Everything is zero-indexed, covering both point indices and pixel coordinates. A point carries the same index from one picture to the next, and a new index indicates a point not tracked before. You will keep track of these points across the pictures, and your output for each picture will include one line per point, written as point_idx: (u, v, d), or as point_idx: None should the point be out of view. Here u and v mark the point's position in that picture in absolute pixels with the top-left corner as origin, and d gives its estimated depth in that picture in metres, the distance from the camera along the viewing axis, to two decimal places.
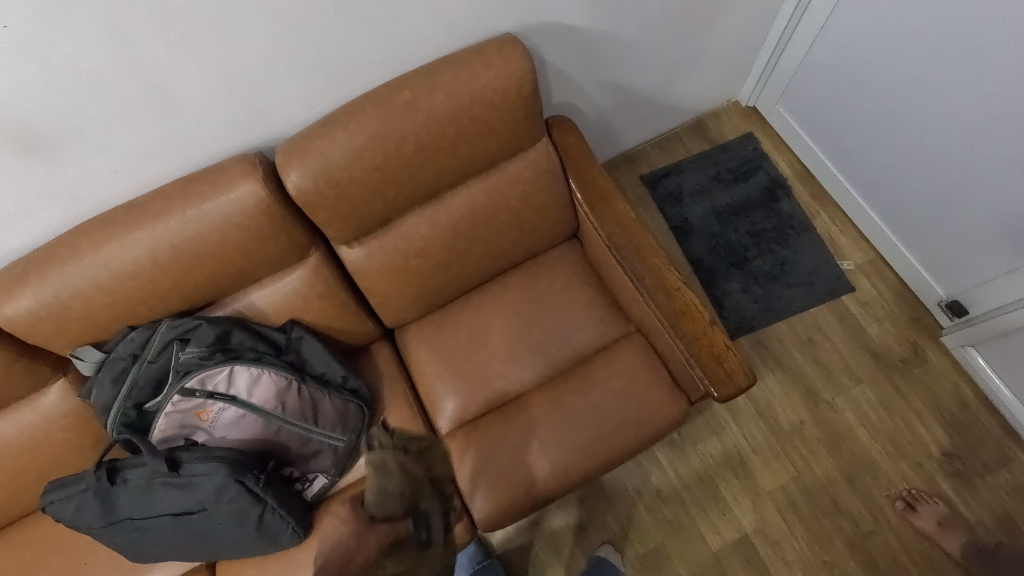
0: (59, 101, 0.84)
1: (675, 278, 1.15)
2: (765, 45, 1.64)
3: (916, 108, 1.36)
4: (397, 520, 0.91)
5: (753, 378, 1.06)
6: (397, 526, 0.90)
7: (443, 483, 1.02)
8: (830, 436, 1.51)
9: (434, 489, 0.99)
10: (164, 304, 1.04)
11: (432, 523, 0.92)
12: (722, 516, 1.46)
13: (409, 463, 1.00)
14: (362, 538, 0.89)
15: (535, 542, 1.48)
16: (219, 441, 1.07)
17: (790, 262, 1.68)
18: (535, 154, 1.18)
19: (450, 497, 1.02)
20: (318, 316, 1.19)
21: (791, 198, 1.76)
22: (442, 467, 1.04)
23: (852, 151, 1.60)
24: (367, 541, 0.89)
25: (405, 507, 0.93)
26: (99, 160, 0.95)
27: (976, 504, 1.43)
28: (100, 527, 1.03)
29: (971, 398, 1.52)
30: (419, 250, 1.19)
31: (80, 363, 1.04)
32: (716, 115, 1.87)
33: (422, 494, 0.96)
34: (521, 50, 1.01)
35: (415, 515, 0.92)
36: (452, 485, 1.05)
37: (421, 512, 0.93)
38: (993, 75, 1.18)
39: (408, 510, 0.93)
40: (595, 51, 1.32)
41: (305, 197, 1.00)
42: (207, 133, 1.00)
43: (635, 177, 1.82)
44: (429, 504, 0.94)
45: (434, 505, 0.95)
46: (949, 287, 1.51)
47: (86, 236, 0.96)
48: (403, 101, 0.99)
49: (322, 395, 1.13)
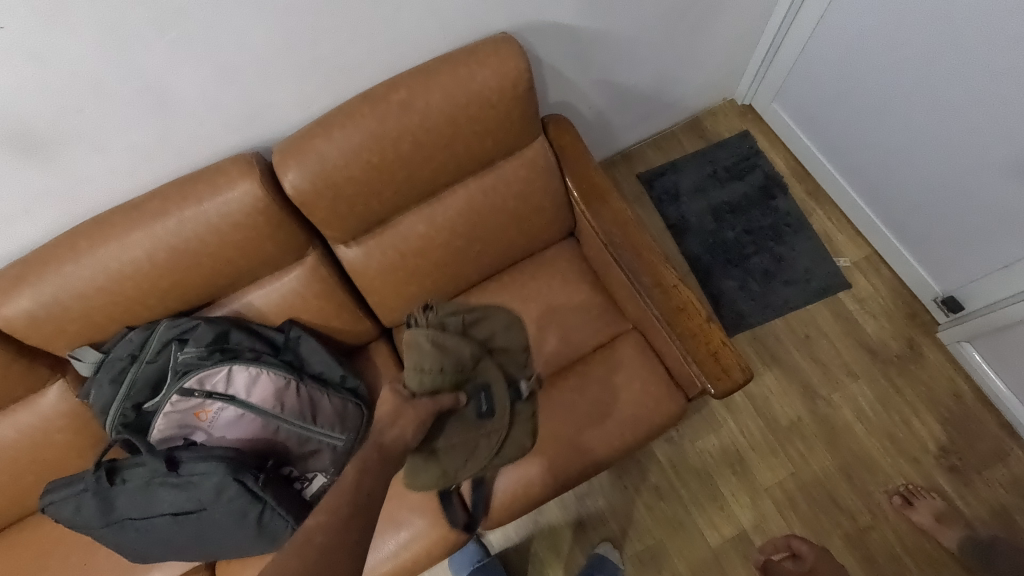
0: (56, 102, 0.84)
1: (672, 275, 1.16)
2: (760, 43, 1.65)
3: (913, 104, 1.36)
4: (443, 394, 1.03)
5: (750, 374, 1.07)
6: (442, 399, 1.01)
7: (501, 357, 1.22)
8: (827, 432, 1.52)
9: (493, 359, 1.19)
10: (162, 305, 1.05)
11: (494, 395, 1.15)
12: (721, 513, 1.47)
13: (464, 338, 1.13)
14: (403, 417, 0.93)
15: (534, 541, 1.48)
16: (217, 441, 1.07)
17: (786, 259, 1.68)
18: (532, 153, 1.19)
19: (516, 369, 1.22)
20: (316, 315, 1.19)
21: (787, 195, 1.76)
22: (505, 339, 1.25)
23: (848, 147, 1.60)
24: (405, 424, 0.91)
25: (457, 386, 1.08)
26: (97, 161, 0.95)
27: (973, 499, 1.43)
28: (100, 527, 1.03)
29: (967, 393, 1.53)
30: (417, 249, 1.19)
31: (78, 364, 1.04)
32: (712, 113, 1.88)
33: (483, 367, 1.15)
34: (517, 49, 1.02)
35: (473, 384, 1.13)
36: (520, 355, 1.25)
37: (479, 383, 1.14)
38: (989, 72, 1.18)
39: (464, 382, 1.11)
40: (591, 50, 1.32)
41: (302, 197, 1.00)
42: (203, 134, 1.00)
43: (631, 175, 1.83)
44: (484, 377, 1.15)
45: (492, 375, 1.16)
46: (944, 283, 1.52)
47: (83, 237, 0.96)
48: (399, 101, 1.00)
49: (321, 394, 1.13)
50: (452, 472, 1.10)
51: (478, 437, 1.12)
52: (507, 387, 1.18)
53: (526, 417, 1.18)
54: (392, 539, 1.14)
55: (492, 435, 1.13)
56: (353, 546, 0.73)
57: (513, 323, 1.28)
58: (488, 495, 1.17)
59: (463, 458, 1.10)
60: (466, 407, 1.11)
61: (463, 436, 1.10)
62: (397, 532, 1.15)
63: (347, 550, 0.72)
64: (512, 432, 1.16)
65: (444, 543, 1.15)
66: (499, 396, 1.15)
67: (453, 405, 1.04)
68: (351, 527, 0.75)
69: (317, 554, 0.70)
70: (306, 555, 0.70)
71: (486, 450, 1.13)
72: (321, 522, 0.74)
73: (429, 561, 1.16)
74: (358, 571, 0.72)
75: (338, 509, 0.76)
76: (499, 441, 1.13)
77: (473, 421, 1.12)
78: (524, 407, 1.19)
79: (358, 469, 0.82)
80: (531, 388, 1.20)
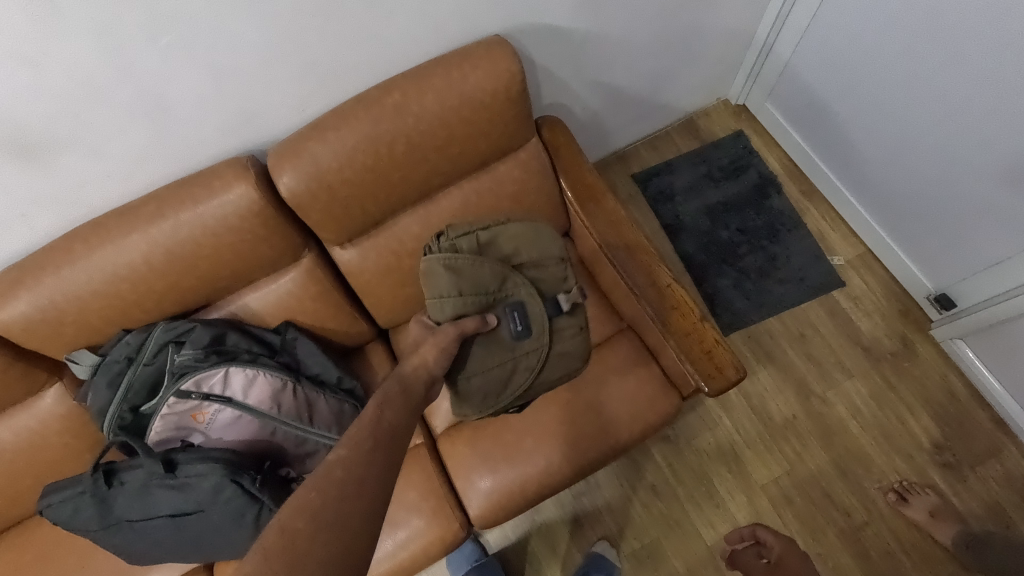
0: (51, 106, 0.85)
1: (666, 275, 1.16)
2: (753, 43, 1.66)
3: (906, 104, 1.37)
4: (468, 317, 1.02)
5: (743, 373, 1.07)
6: (465, 324, 1.00)
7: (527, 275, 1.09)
8: (822, 429, 1.53)
9: (521, 274, 1.08)
10: (158, 308, 1.05)
11: (528, 313, 1.07)
12: (717, 511, 1.48)
13: (481, 260, 1.03)
14: (425, 346, 0.97)
15: (531, 540, 1.49)
16: (215, 443, 1.08)
17: (780, 258, 1.69)
18: (525, 154, 1.20)
19: (549, 287, 1.11)
20: (312, 317, 1.19)
21: (781, 194, 1.77)
22: (528, 255, 1.09)
23: (842, 147, 1.61)
24: (425, 353, 0.96)
25: (483, 307, 1.04)
26: (92, 165, 0.96)
27: (967, 495, 1.44)
28: (98, 530, 1.04)
29: (960, 390, 1.54)
30: (412, 251, 1.20)
31: (76, 367, 1.05)
32: (706, 113, 1.89)
33: (510, 282, 1.06)
34: (509, 51, 1.03)
35: (503, 302, 1.06)
36: (556, 269, 1.12)
37: (512, 302, 1.07)
38: (982, 72, 1.19)
39: (492, 305, 1.05)
40: (584, 52, 1.33)
41: (297, 199, 1.01)
42: (198, 138, 1.01)
43: (626, 176, 1.84)
44: (516, 295, 1.07)
45: (522, 292, 1.08)
46: (937, 281, 1.53)
47: (79, 241, 0.97)
48: (393, 103, 1.00)
49: (317, 395, 1.15)
50: (499, 394, 1.10)
51: (515, 358, 1.08)
52: (545, 302, 1.10)
53: (572, 329, 1.13)
54: (389, 539, 1.15)
55: (531, 354, 1.09)
56: (375, 479, 0.76)
57: (541, 237, 1.11)
58: (484, 494, 1.18)
59: (502, 383, 1.09)
60: (498, 327, 1.06)
61: (497, 359, 1.07)
62: (394, 532, 1.15)
63: (367, 484, 0.74)
64: (556, 347, 1.12)
65: (441, 542, 1.16)
66: (534, 314, 1.08)
67: (480, 327, 1.02)
68: (373, 460, 0.77)
69: (337, 489, 0.72)
70: (327, 490, 0.72)
71: (529, 370, 1.10)
72: (343, 456, 0.76)
73: (427, 560, 1.17)
74: (384, 501, 0.75)
75: (359, 443, 0.78)
76: (539, 359, 1.10)
77: (507, 342, 1.07)
78: (564, 321, 1.12)
79: (379, 403, 0.85)
80: (572, 301, 1.11)
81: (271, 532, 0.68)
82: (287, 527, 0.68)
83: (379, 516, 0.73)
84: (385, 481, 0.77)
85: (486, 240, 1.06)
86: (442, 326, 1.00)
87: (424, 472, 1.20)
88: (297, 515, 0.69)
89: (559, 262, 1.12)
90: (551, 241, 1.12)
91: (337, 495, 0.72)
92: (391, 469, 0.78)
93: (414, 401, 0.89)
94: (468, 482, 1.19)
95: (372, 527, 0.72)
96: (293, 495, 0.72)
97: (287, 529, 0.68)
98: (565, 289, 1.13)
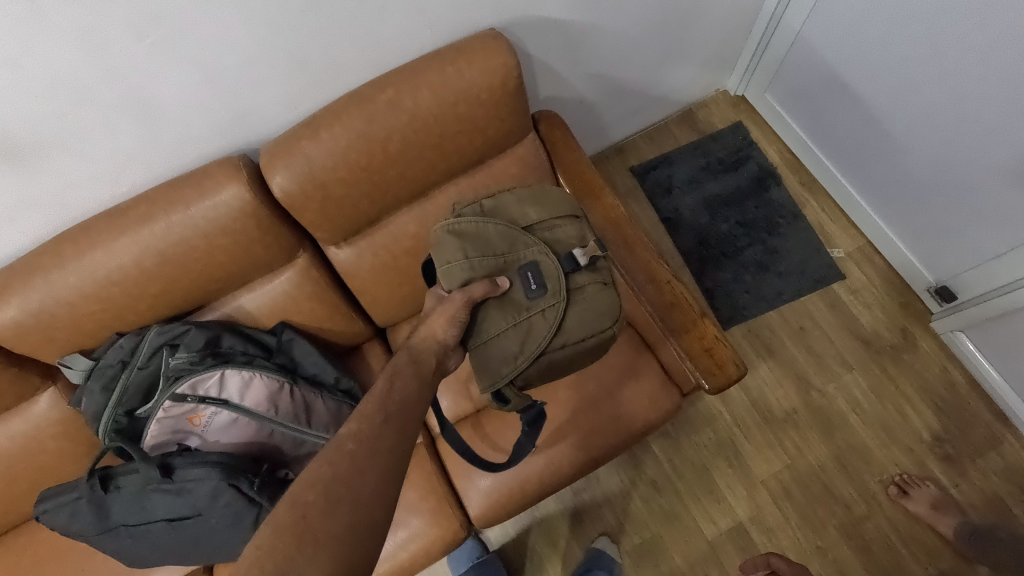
0: (34, 108, 0.83)
1: (664, 271, 1.15)
2: (752, 34, 1.63)
3: (911, 93, 1.34)
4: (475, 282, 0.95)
5: (744, 370, 1.06)
6: (472, 288, 0.93)
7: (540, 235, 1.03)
8: (823, 423, 1.53)
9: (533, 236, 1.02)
10: (152, 311, 1.04)
11: (540, 270, 0.99)
12: (717, 506, 1.47)
13: (487, 221, 1.00)
14: (434, 315, 0.93)
15: (531, 536, 1.49)
16: (211, 446, 1.08)
17: (780, 251, 1.68)
18: (523, 150, 1.18)
19: (562, 244, 1.03)
20: (308, 317, 1.18)
21: (781, 186, 1.76)
22: (538, 217, 1.04)
23: (843, 135, 1.58)
24: (433, 323, 0.92)
25: (492, 269, 0.98)
26: (80, 166, 0.94)
27: (966, 487, 1.44)
28: (95, 535, 1.03)
29: (961, 382, 1.53)
30: (409, 248, 1.18)
31: (69, 371, 1.03)
32: (704, 104, 1.87)
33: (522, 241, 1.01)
34: (505, 45, 1.00)
35: (512, 262, 0.99)
36: (571, 229, 1.04)
37: (524, 263, 0.99)
38: (989, 66, 1.16)
39: (504, 266, 0.99)
40: (582, 45, 1.31)
41: (290, 199, 0.99)
42: (189, 137, 0.99)
43: (624, 169, 1.82)
44: (528, 254, 1.00)
45: (536, 252, 1.00)
46: (938, 273, 1.52)
47: (69, 244, 0.95)
48: (387, 100, 0.98)
49: (314, 396, 1.14)
50: (521, 356, 0.98)
51: (531, 318, 0.98)
52: (559, 256, 1.01)
53: (593, 281, 1.02)
54: (389, 539, 1.14)
55: (548, 311, 0.98)
56: (386, 453, 0.75)
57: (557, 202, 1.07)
58: (484, 493, 1.17)
59: (521, 347, 0.98)
60: (510, 288, 0.99)
61: (512, 319, 0.98)
62: (394, 532, 1.15)
63: (378, 456, 0.74)
64: (578, 304, 1.00)
65: (442, 542, 1.15)
66: (549, 269, 0.99)
67: (490, 290, 0.95)
68: (385, 432, 0.77)
69: (346, 463, 0.72)
70: (338, 463, 0.71)
71: (547, 327, 0.98)
72: (354, 430, 0.76)
73: (427, 560, 1.16)
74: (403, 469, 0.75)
75: (369, 416, 0.77)
76: (557, 315, 0.98)
77: (522, 303, 0.98)
78: (584, 277, 1.02)
79: (389, 376, 0.84)
80: (589, 253, 1.01)
81: (281, 506, 0.68)
82: (299, 500, 0.68)
83: (392, 493, 0.73)
84: (399, 456, 0.76)
85: (494, 213, 1.04)
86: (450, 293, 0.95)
87: (423, 472, 1.19)
88: (307, 488, 0.69)
89: (573, 221, 1.05)
90: (561, 201, 1.07)
91: (347, 468, 0.71)
92: (399, 444, 0.77)
93: (426, 373, 0.88)
94: (468, 481, 1.18)
95: (384, 504, 0.72)
96: (304, 471, 0.72)
97: (299, 501, 0.68)
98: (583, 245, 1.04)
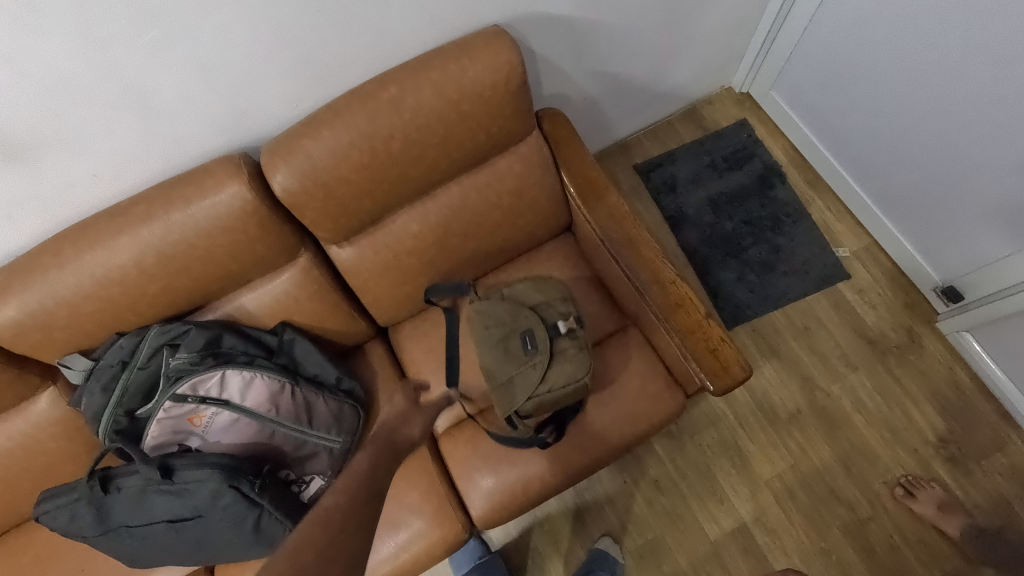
0: (31, 106, 0.81)
1: (669, 271, 1.13)
2: (758, 31, 1.62)
3: (917, 94, 1.33)
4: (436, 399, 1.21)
5: (749, 372, 1.05)
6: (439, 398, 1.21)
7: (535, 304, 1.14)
8: (827, 423, 1.52)
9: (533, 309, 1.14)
10: (152, 310, 1.03)
11: (535, 332, 1.10)
12: (720, 506, 1.47)
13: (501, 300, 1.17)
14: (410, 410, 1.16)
15: (534, 536, 1.48)
16: (212, 446, 1.06)
17: (785, 250, 1.67)
18: (526, 148, 1.16)
19: (552, 311, 1.14)
20: (310, 317, 1.17)
21: (786, 185, 1.74)
22: (537, 286, 1.17)
23: (848, 135, 1.57)
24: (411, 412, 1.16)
25: (499, 337, 1.13)
26: (78, 165, 0.93)
27: (971, 489, 1.43)
28: (96, 536, 1.02)
29: (966, 383, 1.52)
30: (411, 248, 1.17)
31: (69, 372, 1.02)
32: (709, 101, 1.85)
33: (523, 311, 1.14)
34: (509, 42, 0.99)
35: (513, 325, 1.12)
36: (563, 304, 1.15)
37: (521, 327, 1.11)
38: (998, 65, 1.14)
39: (508, 333, 1.12)
40: (587, 41, 1.30)
41: (292, 198, 0.98)
42: (189, 135, 0.98)
43: (628, 167, 1.81)
44: (525, 321, 1.12)
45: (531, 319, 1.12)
46: (944, 273, 1.51)
47: (68, 243, 0.94)
48: (389, 97, 0.97)
49: (316, 396, 1.12)
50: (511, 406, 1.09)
51: (524, 370, 1.09)
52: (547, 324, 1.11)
53: (573, 347, 1.09)
54: (391, 540, 1.14)
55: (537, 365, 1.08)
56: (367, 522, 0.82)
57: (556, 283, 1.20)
58: (486, 494, 1.16)
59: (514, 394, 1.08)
60: (510, 348, 1.11)
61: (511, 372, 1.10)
62: (396, 533, 1.14)
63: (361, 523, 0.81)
64: (559, 365, 1.08)
65: (444, 543, 1.14)
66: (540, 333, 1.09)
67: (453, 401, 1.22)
68: (364, 503, 0.84)
69: (336, 528, 0.78)
70: (328, 526, 0.78)
71: (533, 381, 1.07)
72: (339, 499, 0.83)
73: (429, 562, 1.15)
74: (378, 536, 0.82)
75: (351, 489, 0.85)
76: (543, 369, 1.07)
77: (518, 358, 1.10)
78: (565, 342, 1.10)
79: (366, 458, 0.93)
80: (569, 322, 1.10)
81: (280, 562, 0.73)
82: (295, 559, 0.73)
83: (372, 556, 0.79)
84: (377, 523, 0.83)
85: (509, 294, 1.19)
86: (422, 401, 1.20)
87: (425, 473, 1.18)
88: (304, 549, 0.74)
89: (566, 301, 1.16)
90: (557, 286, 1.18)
91: (336, 532, 0.78)
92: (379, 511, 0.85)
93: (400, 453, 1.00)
94: (471, 482, 1.18)
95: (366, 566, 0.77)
96: (297, 533, 0.77)
97: (297, 561, 0.73)
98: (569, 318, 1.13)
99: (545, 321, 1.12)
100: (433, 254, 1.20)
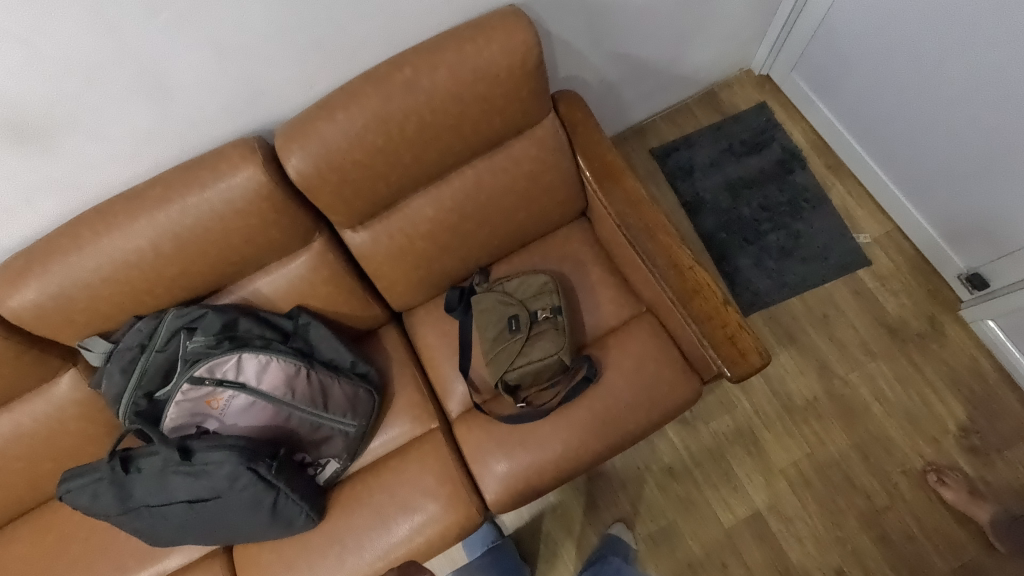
0: (44, 90, 0.82)
1: (686, 257, 1.11)
2: (780, 11, 1.57)
3: (938, 78, 1.30)
4: (456, 394, 1.27)
5: (767, 359, 1.03)
6: (455, 393, 1.27)
7: (525, 292, 1.23)
8: (844, 411, 1.50)
9: (513, 295, 1.23)
10: (168, 293, 1.04)
11: (516, 315, 1.20)
12: (734, 493, 1.46)
13: (488, 288, 1.26)
14: (451, 404, 1.27)
15: (546, 522, 1.48)
16: (230, 429, 1.07)
17: (804, 235, 1.64)
18: (542, 131, 1.14)
19: (536, 298, 1.21)
20: (325, 302, 1.18)
21: (806, 169, 1.71)
22: (532, 275, 1.24)
23: (878, 120, 1.51)
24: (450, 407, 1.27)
25: (483, 322, 1.22)
26: (95, 148, 0.93)
27: (992, 478, 1.41)
28: (117, 515, 1.04)
29: (990, 372, 1.49)
30: (425, 232, 1.16)
31: (88, 354, 1.04)
32: (727, 84, 1.82)
33: (515, 298, 1.22)
34: (526, 22, 0.97)
35: (504, 308, 1.22)
36: (541, 287, 1.22)
37: (504, 311, 1.21)
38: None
39: (492, 317, 1.22)
40: (604, 20, 1.27)
41: (306, 181, 0.97)
42: (203, 119, 0.98)
43: (644, 151, 1.78)
44: (507, 307, 1.21)
45: (512, 304, 1.21)
46: (969, 260, 1.47)
47: (86, 227, 0.95)
48: (403, 79, 0.96)
49: (331, 379, 1.12)
50: (495, 377, 1.18)
51: (504, 348, 1.19)
52: (527, 308, 1.21)
53: (549, 334, 1.18)
54: (406, 523, 1.14)
55: (516, 345, 1.18)
56: None
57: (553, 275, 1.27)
58: (500, 478, 1.16)
59: (498, 371, 1.18)
60: (495, 330, 1.21)
61: (492, 351, 1.20)
62: (411, 516, 1.15)
63: None
64: (537, 342, 1.18)
65: (457, 527, 1.15)
66: (521, 316, 1.19)
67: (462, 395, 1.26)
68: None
69: None
70: None
71: (512, 355, 1.17)
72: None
73: (442, 545, 1.16)
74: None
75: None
76: (523, 346, 1.17)
77: (499, 337, 1.20)
78: (542, 324, 1.19)
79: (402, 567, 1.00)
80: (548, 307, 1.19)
81: None
82: None
83: None
84: None
85: (496, 284, 1.27)
86: (451, 396, 1.27)
87: (438, 457, 1.18)
88: None
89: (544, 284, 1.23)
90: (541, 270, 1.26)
91: None
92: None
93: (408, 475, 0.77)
94: (484, 465, 1.18)
95: None
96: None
97: None
98: (546, 300, 1.21)
99: (528, 308, 1.20)
100: (441, 239, 1.19)
